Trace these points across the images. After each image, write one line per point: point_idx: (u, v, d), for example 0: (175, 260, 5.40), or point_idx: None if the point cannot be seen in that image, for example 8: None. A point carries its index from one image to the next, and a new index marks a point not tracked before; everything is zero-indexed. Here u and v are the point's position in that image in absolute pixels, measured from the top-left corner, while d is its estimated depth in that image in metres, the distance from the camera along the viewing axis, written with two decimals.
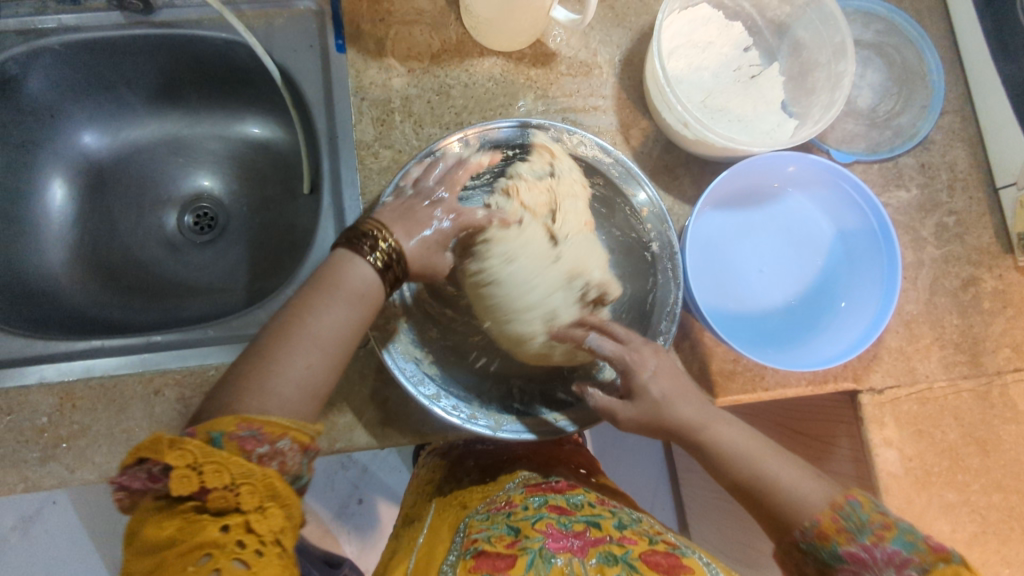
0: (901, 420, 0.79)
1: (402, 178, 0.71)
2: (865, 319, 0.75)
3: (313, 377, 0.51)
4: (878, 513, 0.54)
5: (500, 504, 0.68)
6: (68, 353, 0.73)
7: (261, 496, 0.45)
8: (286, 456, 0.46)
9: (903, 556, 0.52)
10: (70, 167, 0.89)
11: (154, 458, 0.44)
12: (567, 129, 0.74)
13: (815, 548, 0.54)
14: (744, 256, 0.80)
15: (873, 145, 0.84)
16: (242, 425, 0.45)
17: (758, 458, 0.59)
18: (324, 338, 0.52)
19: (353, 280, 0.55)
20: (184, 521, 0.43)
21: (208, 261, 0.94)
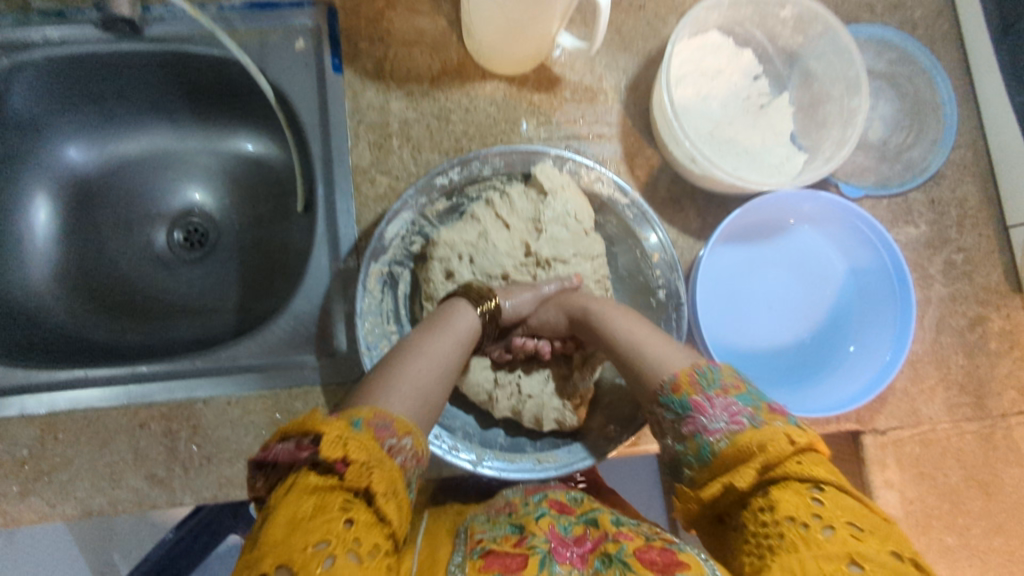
0: (903, 461, 0.78)
1: (409, 201, 0.69)
2: (875, 366, 0.74)
3: (423, 384, 0.54)
4: (733, 377, 0.56)
5: (502, 507, 0.63)
6: (51, 383, 0.71)
7: (387, 484, 0.45)
8: (406, 454, 0.48)
9: (738, 405, 0.53)
10: (55, 183, 0.86)
11: (307, 431, 0.45)
12: (585, 163, 0.71)
13: (668, 399, 0.57)
14: (754, 292, 0.78)
15: (883, 179, 0.82)
16: (377, 415, 0.48)
17: (645, 339, 0.62)
18: (437, 357, 0.57)
19: (458, 323, 0.61)
20: (319, 492, 0.43)
21: (199, 280, 0.91)
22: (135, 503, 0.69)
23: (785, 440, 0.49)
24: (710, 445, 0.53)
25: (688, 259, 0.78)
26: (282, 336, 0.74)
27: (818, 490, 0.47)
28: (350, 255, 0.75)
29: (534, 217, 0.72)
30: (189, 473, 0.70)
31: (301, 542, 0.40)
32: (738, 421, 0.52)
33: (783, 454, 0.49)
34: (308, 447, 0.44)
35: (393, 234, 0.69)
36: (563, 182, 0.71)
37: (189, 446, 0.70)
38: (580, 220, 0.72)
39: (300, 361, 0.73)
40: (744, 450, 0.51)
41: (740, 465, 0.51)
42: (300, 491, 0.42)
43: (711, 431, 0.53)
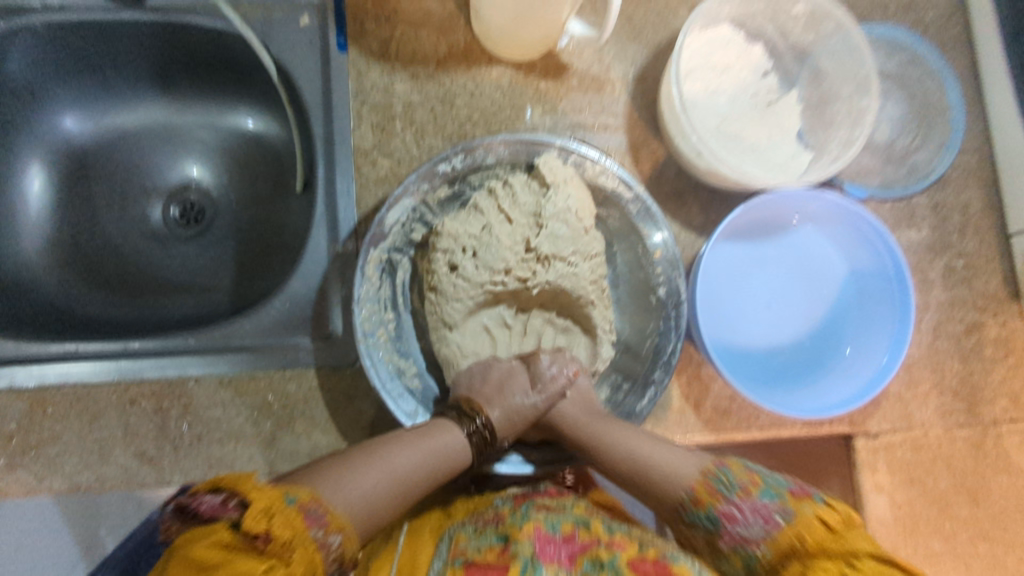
0: (892, 465, 0.78)
1: (409, 188, 0.69)
2: (870, 370, 0.74)
3: (376, 499, 0.54)
4: (745, 473, 0.56)
5: (490, 517, 0.62)
6: (39, 355, 0.69)
7: (305, 566, 0.45)
8: (330, 553, 0.48)
9: (765, 502, 0.53)
10: (50, 151, 0.85)
11: (235, 492, 0.46)
12: (591, 155, 0.71)
13: (695, 516, 0.56)
14: (754, 290, 0.78)
15: (887, 181, 0.81)
16: (313, 499, 0.49)
17: (645, 451, 0.61)
18: (401, 475, 0.56)
19: (443, 438, 0.61)
20: (231, 551, 0.43)
21: (194, 257, 0.90)
22: (123, 480, 0.69)
23: (819, 526, 0.50)
24: (756, 554, 0.52)
25: (689, 255, 0.78)
26: (277, 318, 0.73)
27: (856, 560, 0.47)
28: (348, 238, 0.74)
29: (535, 211, 0.68)
30: (178, 452, 0.69)
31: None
32: (772, 524, 0.52)
33: (819, 538, 0.49)
34: (233, 506, 0.45)
35: (393, 221, 0.69)
36: (567, 176, 0.69)
37: (180, 424, 0.70)
38: (582, 216, 0.68)
39: (294, 344, 0.72)
40: (788, 546, 0.50)
41: (785, 561, 0.50)
42: (213, 542, 0.43)
43: (749, 542, 0.52)
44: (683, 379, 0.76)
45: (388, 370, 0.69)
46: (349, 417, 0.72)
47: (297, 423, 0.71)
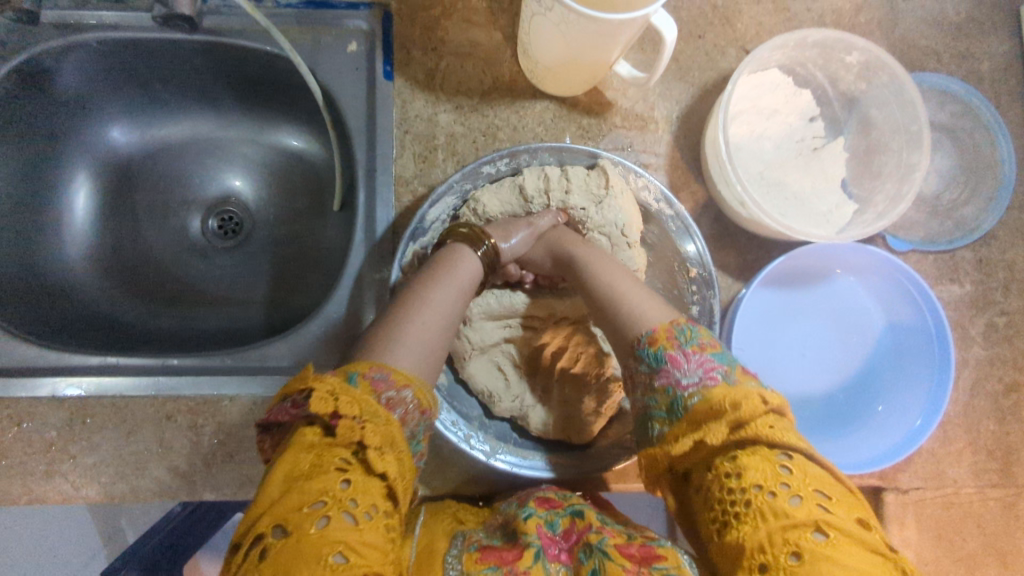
0: (923, 522, 0.76)
1: (453, 186, 0.69)
2: (902, 429, 0.73)
3: (432, 338, 0.52)
4: (710, 337, 0.53)
5: (498, 520, 0.60)
6: (82, 366, 0.72)
7: (382, 438, 0.44)
8: (406, 407, 0.47)
9: (714, 363, 0.50)
10: (96, 162, 0.87)
11: (302, 387, 0.46)
12: (633, 170, 0.70)
13: (644, 351, 0.53)
14: (789, 336, 0.77)
15: (932, 234, 0.79)
16: (375, 368, 0.47)
17: (627, 290, 0.58)
18: (444, 309, 0.54)
19: (468, 263, 0.60)
20: (314, 448, 0.43)
21: (232, 270, 0.91)
22: (156, 493, 0.70)
23: (757, 400, 0.48)
24: (682, 399, 0.50)
25: (725, 298, 0.77)
26: (312, 340, 0.74)
27: (788, 456, 0.46)
28: (385, 264, 0.75)
29: (581, 217, 0.70)
30: (211, 468, 0.70)
31: (298, 501, 0.41)
32: (713, 377, 0.50)
33: (754, 414, 0.47)
34: (303, 403, 0.45)
35: (434, 218, 0.69)
36: (619, 187, 0.69)
37: (213, 441, 0.71)
38: (628, 232, 0.69)
39: (328, 367, 0.73)
40: (718, 406, 0.48)
41: (712, 421, 0.48)
42: (299, 448, 0.43)
43: (683, 386, 0.50)
44: None
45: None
46: None
47: None
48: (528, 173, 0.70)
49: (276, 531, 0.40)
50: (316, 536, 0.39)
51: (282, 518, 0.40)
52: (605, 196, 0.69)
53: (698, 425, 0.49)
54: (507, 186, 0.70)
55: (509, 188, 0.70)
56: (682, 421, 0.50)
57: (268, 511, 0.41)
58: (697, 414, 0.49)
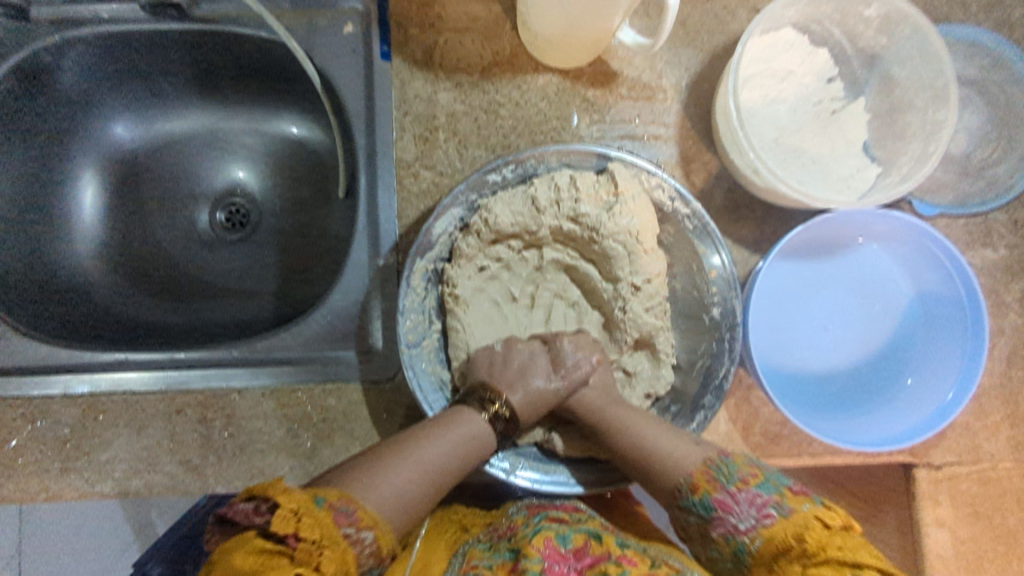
0: (957, 499, 0.73)
1: (459, 197, 0.67)
2: (932, 404, 0.69)
3: (407, 500, 0.51)
4: (749, 466, 0.55)
5: (504, 530, 0.58)
6: (92, 363, 0.71)
7: (337, 564, 0.43)
8: (364, 548, 0.46)
9: (763, 496, 0.51)
10: (101, 158, 0.87)
11: (267, 495, 0.44)
12: (648, 169, 0.66)
13: (689, 501, 0.55)
14: (810, 310, 0.73)
15: (961, 196, 0.75)
16: (342, 499, 0.47)
17: (652, 448, 0.58)
18: (427, 464, 0.54)
19: (472, 424, 0.59)
20: (267, 557, 0.41)
21: (240, 261, 0.91)
22: (170, 487, 0.70)
23: (819, 526, 0.47)
24: (743, 544, 0.51)
25: (742, 272, 0.74)
26: (317, 331, 0.73)
27: (858, 571, 0.42)
28: (389, 251, 0.73)
29: (593, 225, 0.65)
30: (222, 462, 0.70)
31: None
32: (767, 515, 0.50)
33: (818, 539, 0.46)
34: (264, 512, 0.43)
35: (440, 231, 0.67)
36: (636, 192, 0.65)
37: (223, 434, 0.70)
38: (643, 240, 0.65)
39: (336, 357, 0.72)
40: (784, 543, 0.48)
41: (783, 560, 0.47)
42: (247, 550, 0.41)
43: (742, 531, 0.51)
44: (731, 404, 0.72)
45: (430, 383, 0.67)
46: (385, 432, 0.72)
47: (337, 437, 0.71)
48: (539, 182, 0.66)
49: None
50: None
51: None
52: (614, 203, 0.65)
53: (772, 567, 0.48)
54: (519, 196, 0.66)
55: (521, 199, 0.66)
56: (750, 567, 0.50)
57: None
58: (761, 556, 0.49)
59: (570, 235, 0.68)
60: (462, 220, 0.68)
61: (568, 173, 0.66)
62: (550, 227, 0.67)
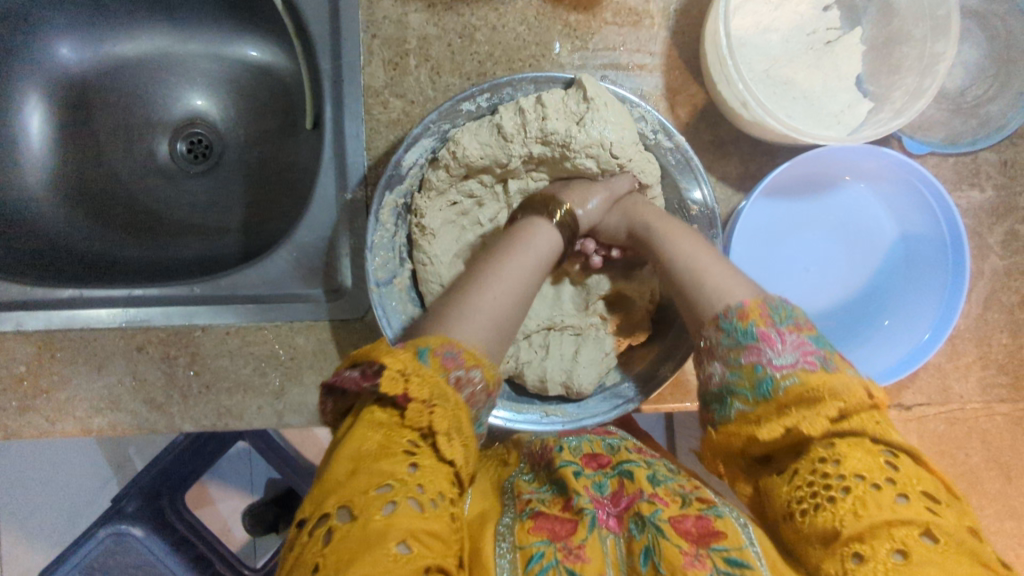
0: (925, 439, 0.74)
1: (430, 127, 0.62)
2: (907, 343, 0.69)
3: (501, 309, 0.51)
4: (805, 316, 0.50)
5: (542, 459, 0.56)
6: (47, 300, 0.68)
7: (450, 422, 0.42)
8: (473, 387, 0.45)
9: (811, 346, 0.47)
10: (49, 82, 0.81)
11: (371, 360, 0.43)
12: (628, 99, 0.64)
13: (730, 325, 0.50)
14: (790, 249, 0.71)
15: (953, 135, 0.73)
16: (445, 343, 0.45)
17: (703, 265, 0.56)
18: (513, 278, 0.54)
19: (537, 238, 0.59)
20: (386, 431, 0.41)
21: (201, 195, 0.86)
22: (135, 426, 0.68)
23: (862, 394, 0.44)
24: (773, 378, 0.46)
25: (725, 212, 0.71)
26: (284, 268, 0.70)
27: (893, 458, 0.42)
28: (358, 185, 0.69)
29: (563, 142, 0.62)
30: (188, 401, 0.68)
31: (365, 483, 0.38)
32: (810, 361, 0.46)
33: (855, 412, 0.44)
34: (372, 376, 0.42)
35: (410, 163, 0.63)
36: (606, 98, 0.62)
37: (188, 372, 0.69)
38: (618, 152, 0.62)
39: (304, 295, 0.70)
40: (814, 394, 0.44)
41: (805, 411, 0.44)
42: (366, 430, 0.41)
43: (776, 366, 0.47)
44: None
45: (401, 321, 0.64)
46: None
47: (306, 376, 0.69)
48: (504, 109, 0.62)
49: (341, 513, 0.37)
50: (383, 523, 0.36)
51: (348, 500, 0.37)
52: (586, 112, 0.61)
53: (787, 411, 0.45)
54: (486, 126, 0.62)
55: (487, 129, 0.62)
56: (768, 403, 0.46)
57: (332, 503, 0.38)
58: (787, 397, 0.45)
59: (541, 159, 0.65)
60: (432, 152, 0.64)
61: (535, 95, 0.62)
62: (521, 155, 0.63)
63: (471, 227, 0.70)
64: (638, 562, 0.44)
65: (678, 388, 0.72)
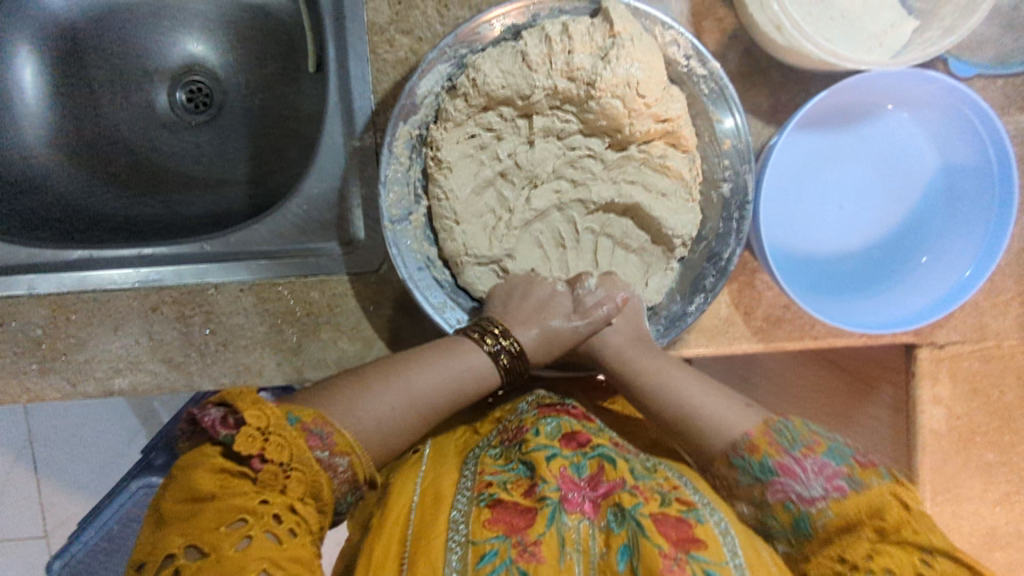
0: (957, 377, 0.72)
1: (447, 51, 0.59)
2: (947, 280, 0.65)
3: (391, 424, 0.49)
4: (812, 433, 0.48)
5: (514, 433, 0.54)
6: (57, 263, 0.67)
7: (305, 486, 0.41)
8: (341, 475, 0.44)
9: (831, 466, 0.45)
10: (39, 33, 0.78)
11: (235, 406, 0.42)
12: (661, 21, 0.59)
13: (743, 461, 0.48)
14: (825, 185, 0.68)
15: (1006, 53, 0.66)
16: (318, 418, 0.44)
17: (692, 395, 0.54)
18: (416, 394, 0.51)
19: (470, 359, 0.55)
20: (229, 479, 0.39)
21: (204, 148, 0.83)
22: (155, 386, 0.68)
23: (899, 506, 0.42)
24: (809, 516, 0.45)
25: (755, 146, 0.67)
26: (294, 221, 0.67)
27: (929, 555, 0.41)
28: (365, 130, 0.66)
29: (588, 79, 0.57)
30: (206, 360, 0.68)
31: (214, 519, 0.38)
32: (837, 487, 0.44)
33: (899, 522, 0.42)
34: (231, 424, 0.41)
35: (425, 91, 0.60)
36: (635, 32, 0.57)
37: (204, 331, 0.68)
38: (645, 93, 0.57)
39: (316, 249, 0.68)
40: (853, 518, 0.43)
41: (848, 536, 0.43)
42: (207, 472, 0.39)
43: (807, 500, 0.45)
44: (734, 288, 0.69)
45: (415, 260, 0.63)
46: (375, 325, 0.69)
47: (323, 331, 0.68)
48: (529, 35, 0.58)
49: (189, 552, 0.37)
50: (237, 558, 0.36)
51: (195, 539, 0.37)
52: (612, 47, 0.57)
53: (831, 543, 0.44)
54: (508, 53, 0.58)
55: (510, 56, 0.58)
56: (810, 542, 0.45)
57: (173, 536, 0.38)
58: (827, 531, 0.44)
59: (566, 96, 0.59)
60: (450, 80, 0.60)
61: (562, 21, 0.58)
62: (545, 89, 0.58)
63: (489, 162, 0.63)
64: (614, 559, 0.44)
65: (703, 333, 0.69)
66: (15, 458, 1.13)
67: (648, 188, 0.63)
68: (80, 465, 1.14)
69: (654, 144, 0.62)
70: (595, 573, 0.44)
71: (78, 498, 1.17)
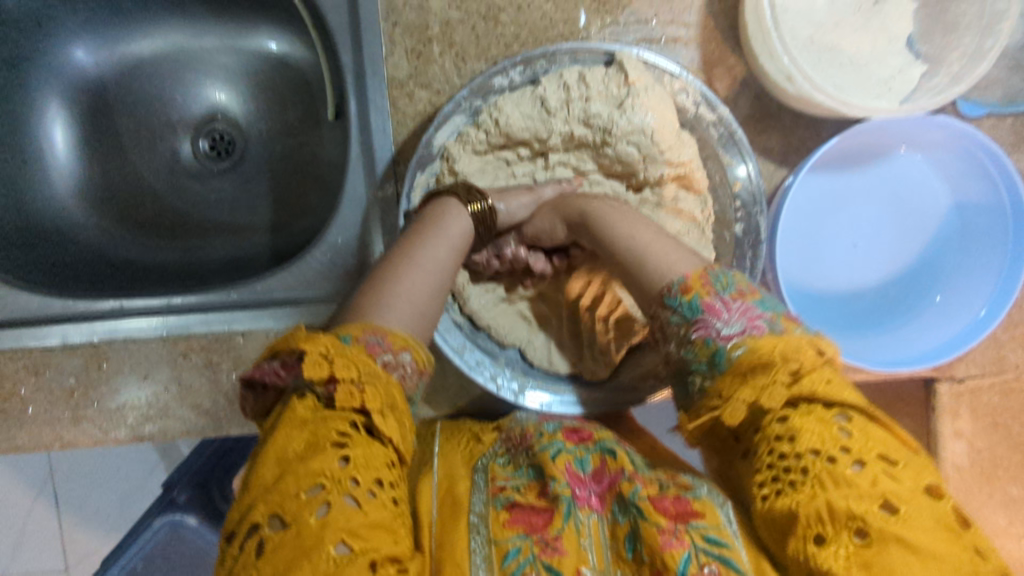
0: (978, 412, 0.72)
1: (462, 104, 0.61)
2: (964, 317, 0.66)
3: (421, 298, 0.48)
4: (750, 283, 0.46)
5: (520, 441, 0.54)
6: (90, 313, 0.69)
7: (382, 400, 0.40)
8: (404, 370, 0.43)
9: (760, 311, 0.43)
10: (68, 88, 0.80)
11: (291, 349, 0.41)
12: (671, 71, 0.61)
13: (675, 301, 0.46)
14: (842, 224, 0.69)
15: (1013, 93, 0.67)
16: (368, 330, 0.43)
17: (642, 244, 0.51)
18: (428, 265, 0.50)
19: (454, 223, 0.55)
20: (315, 429, 0.38)
21: (229, 194, 0.85)
22: (184, 431, 0.69)
23: (813, 351, 0.41)
24: (727, 351, 0.43)
25: (768, 187, 0.69)
26: (319, 269, 0.69)
27: (844, 420, 0.38)
28: (386, 179, 0.68)
29: (604, 125, 0.60)
30: (234, 405, 0.69)
31: (295, 487, 0.36)
32: (757, 325, 0.43)
33: (809, 377, 0.40)
34: (297, 362, 0.41)
35: (443, 141, 0.62)
36: (648, 83, 0.59)
37: (231, 377, 0.69)
38: (660, 140, 0.59)
39: (339, 296, 0.69)
40: (765, 359, 0.41)
41: (764, 381, 0.41)
42: (292, 426, 0.39)
43: (725, 337, 0.43)
44: None
45: None
46: None
47: None
48: (547, 82, 0.60)
49: (274, 520, 0.36)
50: (318, 526, 0.35)
51: (277, 506, 0.36)
52: (627, 96, 0.59)
53: (745, 382, 0.42)
54: (528, 97, 0.61)
55: (529, 100, 0.61)
56: (723, 376, 0.43)
57: (265, 502, 0.36)
58: (741, 365, 0.42)
59: (581, 141, 0.63)
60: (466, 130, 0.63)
61: (578, 69, 0.60)
62: (562, 134, 0.62)
63: (504, 179, 0.67)
64: (624, 547, 0.44)
65: None
66: (37, 494, 1.15)
67: (662, 229, 0.63)
68: (102, 504, 1.15)
69: (667, 187, 0.63)
70: (608, 564, 0.44)
71: (97, 538, 1.18)
